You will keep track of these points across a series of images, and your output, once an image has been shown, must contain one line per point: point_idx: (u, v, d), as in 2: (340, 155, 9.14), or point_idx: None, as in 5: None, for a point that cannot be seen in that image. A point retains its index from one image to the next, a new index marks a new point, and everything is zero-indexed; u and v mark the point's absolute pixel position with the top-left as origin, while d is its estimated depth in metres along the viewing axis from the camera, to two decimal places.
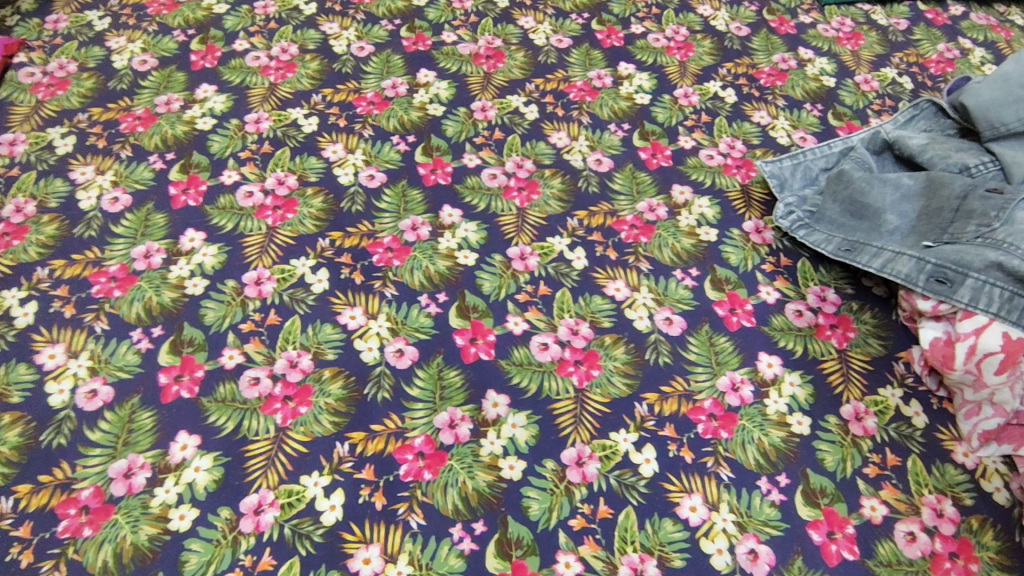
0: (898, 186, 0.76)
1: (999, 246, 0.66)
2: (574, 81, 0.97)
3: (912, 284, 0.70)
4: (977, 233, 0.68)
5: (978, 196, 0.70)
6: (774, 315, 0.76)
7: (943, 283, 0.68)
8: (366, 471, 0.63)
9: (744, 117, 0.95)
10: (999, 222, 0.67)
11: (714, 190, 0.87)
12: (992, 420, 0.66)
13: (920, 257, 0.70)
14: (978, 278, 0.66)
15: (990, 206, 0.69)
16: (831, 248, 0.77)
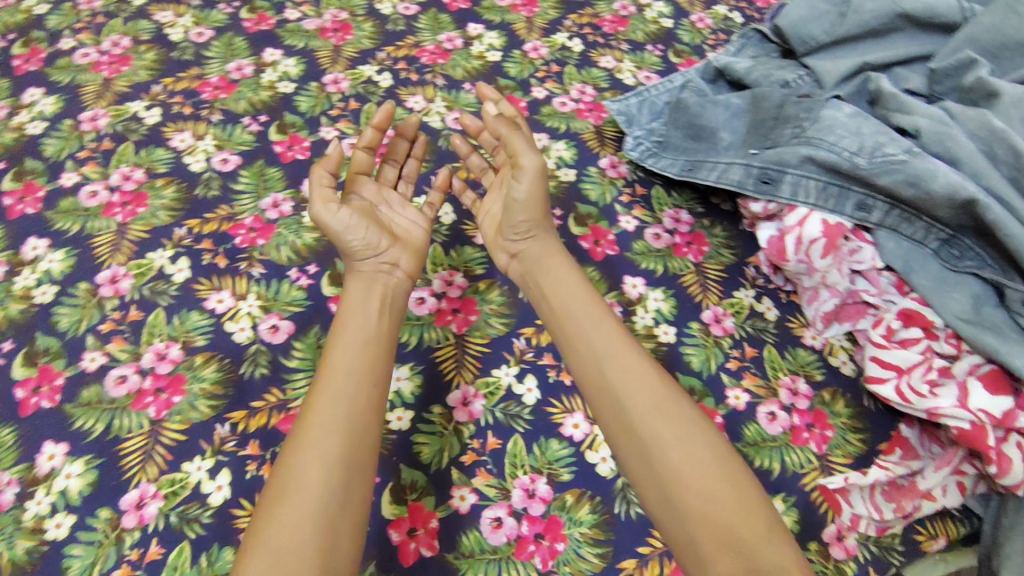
0: (728, 106, 0.82)
1: (810, 142, 0.74)
2: (424, 46, 0.98)
3: (743, 189, 0.76)
4: (793, 134, 0.75)
5: (793, 103, 0.77)
6: (635, 241, 0.81)
7: (768, 184, 0.75)
8: (251, 447, 0.62)
9: (592, 63, 0.99)
10: (809, 121, 0.75)
11: (569, 134, 0.90)
12: (829, 302, 0.73)
13: (748, 164, 0.77)
14: (796, 173, 0.74)
15: (801, 108, 0.76)
16: (676, 170, 0.83)
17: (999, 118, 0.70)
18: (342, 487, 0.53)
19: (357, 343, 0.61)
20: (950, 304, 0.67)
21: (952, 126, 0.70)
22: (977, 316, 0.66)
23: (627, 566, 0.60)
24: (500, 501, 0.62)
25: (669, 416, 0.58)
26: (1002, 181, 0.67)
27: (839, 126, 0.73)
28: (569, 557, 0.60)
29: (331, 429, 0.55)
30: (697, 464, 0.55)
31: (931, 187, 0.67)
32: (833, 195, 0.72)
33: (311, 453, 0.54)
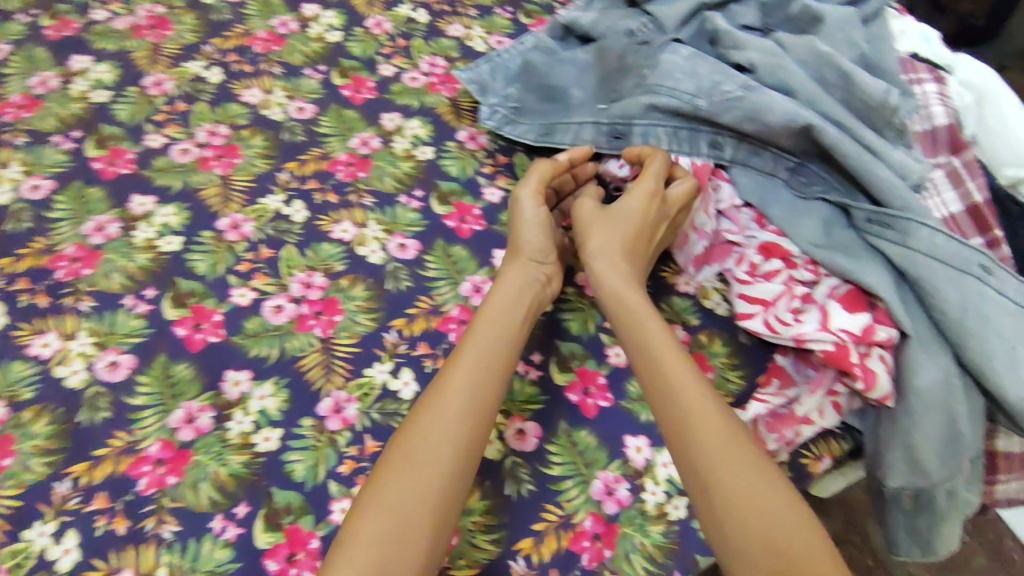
0: (574, 62, 0.81)
1: (651, 91, 0.74)
2: (255, 34, 0.90)
3: (599, 146, 0.77)
4: (637, 83, 0.77)
5: (634, 52, 0.78)
6: (502, 213, 0.78)
7: (620, 138, 0.76)
8: (98, 501, 0.56)
9: (440, 33, 0.95)
10: (648, 70, 0.77)
11: (423, 110, 0.85)
12: (698, 244, 0.73)
13: (597, 121, 0.77)
14: (643, 123, 0.74)
15: (641, 57, 0.78)
16: (533, 136, 0.80)
17: (828, 43, 0.74)
18: (430, 513, 0.52)
19: (497, 336, 0.62)
20: (803, 231, 0.68)
21: (784, 58, 0.71)
22: (829, 241, 0.67)
23: (524, 546, 0.59)
24: None
25: (725, 427, 0.55)
26: (834, 105, 0.69)
27: (676, 69, 0.73)
28: (464, 549, 0.59)
29: (435, 444, 0.55)
30: (753, 481, 0.52)
31: (769, 119, 0.68)
32: (683, 140, 0.73)
33: (410, 475, 0.53)
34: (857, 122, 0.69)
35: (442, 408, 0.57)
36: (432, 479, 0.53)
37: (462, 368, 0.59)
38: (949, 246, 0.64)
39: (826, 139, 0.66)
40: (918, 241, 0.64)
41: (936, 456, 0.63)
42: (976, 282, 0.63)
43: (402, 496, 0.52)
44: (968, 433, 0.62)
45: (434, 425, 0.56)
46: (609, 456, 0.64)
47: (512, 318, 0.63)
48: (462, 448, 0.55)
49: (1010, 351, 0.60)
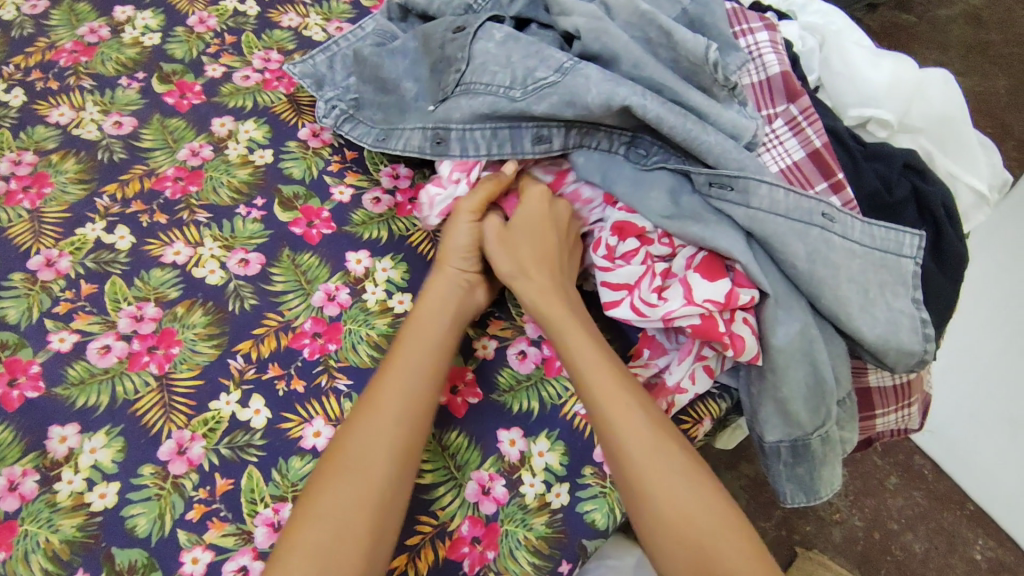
0: (405, 52, 0.77)
1: (468, 89, 0.70)
2: (61, 45, 0.82)
3: (424, 153, 0.72)
4: (456, 79, 0.71)
5: (450, 42, 0.73)
6: (353, 212, 0.73)
7: (441, 144, 0.71)
8: None
9: (273, 25, 0.88)
10: (465, 63, 0.71)
11: (258, 110, 0.79)
12: None
13: (422, 125, 0.72)
14: (460, 128, 0.70)
15: (457, 46, 0.72)
16: (370, 139, 0.75)
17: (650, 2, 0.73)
18: (373, 530, 0.51)
19: (426, 349, 0.60)
20: (648, 203, 0.66)
21: (606, 22, 0.69)
22: (673, 212, 0.66)
23: (399, 563, 0.56)
24: (242, 548, 0.54)
25: (667, 446, 0.56)
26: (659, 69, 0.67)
27: (491, 62, 0.70)
28: None
29: (375, 456, 0.54)
30: (695, 497, 0.54)
31: (586, 100, 0.65)
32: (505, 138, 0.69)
33: (344, 486, 0.52)
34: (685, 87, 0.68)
35: (381, 422, 0.55)
36: (371, 491, 0.52)
37: (392, 375, 0.58)
38: (790, 199, 0.64)
39: (648, 115, 0.64)
40: (759, 200, 0.64)
41: (803, 406, 0.64)
42: (820, 231, 0.63)
43: (338, 511, 0.51)
44: (832, 380, 0.63)
45: (381, 435, 0.55)
46: (483, 455, 0.61)
47: (435, 325, 0.62)
48: (402, 459, 0.54)
49: (863, 294, 0.62)
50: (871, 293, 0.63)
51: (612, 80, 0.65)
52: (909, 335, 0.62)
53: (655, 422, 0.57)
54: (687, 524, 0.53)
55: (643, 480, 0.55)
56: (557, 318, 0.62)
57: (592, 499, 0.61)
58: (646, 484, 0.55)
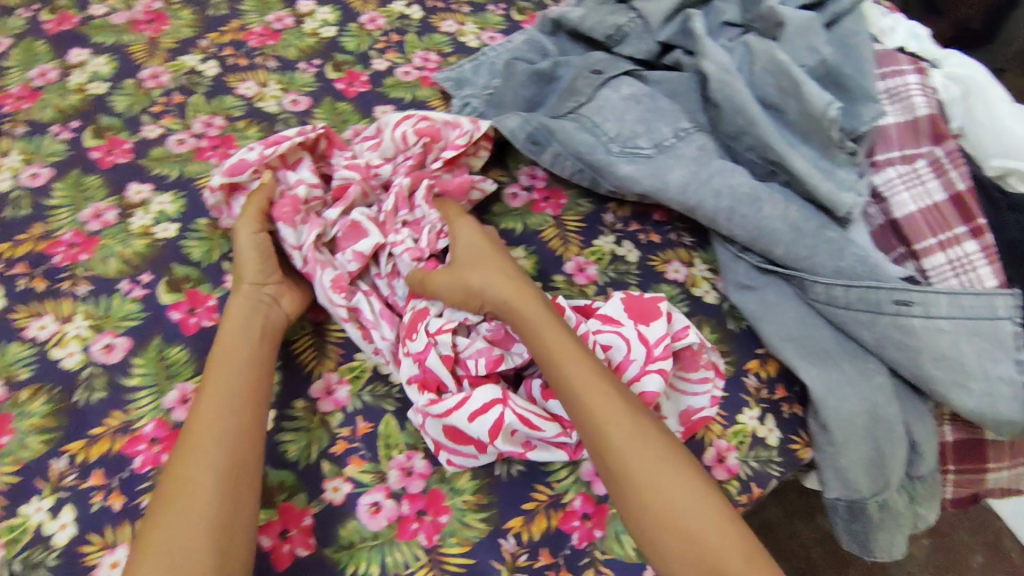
0: (549, 78, 0.83)
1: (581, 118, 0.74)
2: (251, 28, 0.91)
3: (513, 137, 0.74)
4: (571, 109, 0.76)
5: (584, 78, 0.77)
6: (493, 205, 0.80)
7: (536, 145, 0.74)
8: (94, 477, 0.58)
9: (433, 29, 0.96)
10: (586, 100, 0.76)
11: (416, 103, 0.87)
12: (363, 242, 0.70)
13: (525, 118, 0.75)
14: (558, 146, 0.74)
15: (588, 83, 0.77)
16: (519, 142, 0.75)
17: (788, 51, 0.74)
18: (220, 532, 0.50)
19: (232, 368, 0.59)
20: (732, 271, 0.74)
21: (733, 75, 0.72)
22: (756, 281, 0.73)
23: (514, 525, 0.59)
24: (377, 485, 0.59)
25: (650, 444, 0.56)
26: (741, 177, 0.69)
27: (609, 108, 0.74)
28: (455, 527, 0.58)
29: (201, 470, 0.53)
30: (670, 478, 0.54)
31: (669, 178, 0.69)
32: (585, 178, 0.73)
33: (177, 515, 0.50)
34: (795, 148, 0.71)
35: (200, 447, 0.54)
36: (205, 511, 0.51)
37: (204, 407, 0.56)
38: (850, 293, 0.66)
39: (716, 209, 0.68)
40: (815, 293, 0.69)
41: (864, 474, 0.67)
42: (892, 317, 0.65)
43: (177, 535, 0.49)
44: (894, 454, 0.67)
45: (202, 456, 0.53)
46: None
47: (240, 341, 0.62)
48: (229, 472, 0.53)
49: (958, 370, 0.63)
50: (967, 367, 0.63)
51: (702, 162, 0.70)
52: (1007, 405, 0.62)
53: (626, 403, 0.58)
54: (676, 510, 0.53)
55: (621, 462, 0.55)
56: (527, 314, 0.62)
57: None
58: (634, 464, 0.54)
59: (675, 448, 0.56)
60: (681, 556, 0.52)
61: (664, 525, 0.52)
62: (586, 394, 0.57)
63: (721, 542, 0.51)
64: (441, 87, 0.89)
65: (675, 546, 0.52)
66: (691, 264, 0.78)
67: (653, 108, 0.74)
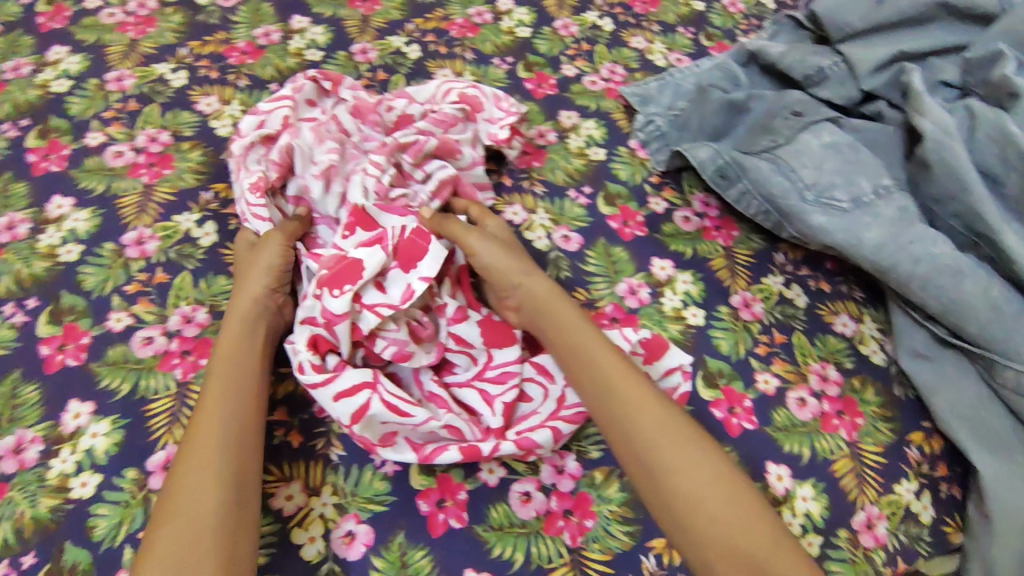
0: (740, 109, 0.82)
1: (775, 160, 0.73)
2: (454, 19, 0.95)
3: (701, 169, 0.74)
4: (767, 148, 0.74)
5: (782, 118, 0.76)
6: (664, 223, 0.80)
7: (724, 179, 0.74)
8: (279, 413, 0.62)
9: (623, 43, 0.97)
10: (785, 140, 0.74)
11: (600, 113, 0.89)
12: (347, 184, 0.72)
13: (717, 150, 0.74)
14: (747, 184, 0.72)
15: (788, 125, 0.75)
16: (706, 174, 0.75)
17: (1018, 122, 0.71)
18: (226, 536, 0.50)
19: (230, 364, 0.58)
20: (909, 338, 0.72)
21: (955, 140, 0.70)
22: (933, 352, 0.71)
23: (656, 545, 0.59)
24: (529, 476, 0.61)
25: (690, 444, 0.56)
26: (941, 247, 0.66)
27: (807, 154, 0.72)
28: (598, 534, 0.59)
29: (200, 492, 0.51)
30: (710, 474, 0.55)
31: (863, 236, 0.67)
32: (770, 221, 0.71)
33: (185, 516, 0.50)
34: (1007, 223, 0.68)
35: (206, 450, 0.53)
36: (210, 516, 0.50)
37: (210, 406, 0.55)
38: None
39: (913, 275, 0.66)
40: (1002, 379, 0.66)
41: None
42: None
43: (182, 540, 0.48)
44: None
45: (205, 457, 0.53)
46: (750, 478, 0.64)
47: (240, 346, 0.60)
48: (234, 474, 0.53)
49: None
50: None
51: (901, 225, 0.67)
52: None
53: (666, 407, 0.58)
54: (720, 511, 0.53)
55: (653, 462, 0.55)
56: (573, 323, 0.63)
57: (841, 562, 0.61)
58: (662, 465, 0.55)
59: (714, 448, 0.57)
60: (721, 558, 0.52)
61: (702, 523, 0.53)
62: (611, 391, 0.59)
63: (759, 541, 0.52)
64: (626, 101, 0.90)
65: (711, 548, 0.52)
66: (860, 321, 0.75)
67: (855, 160, 0.71)
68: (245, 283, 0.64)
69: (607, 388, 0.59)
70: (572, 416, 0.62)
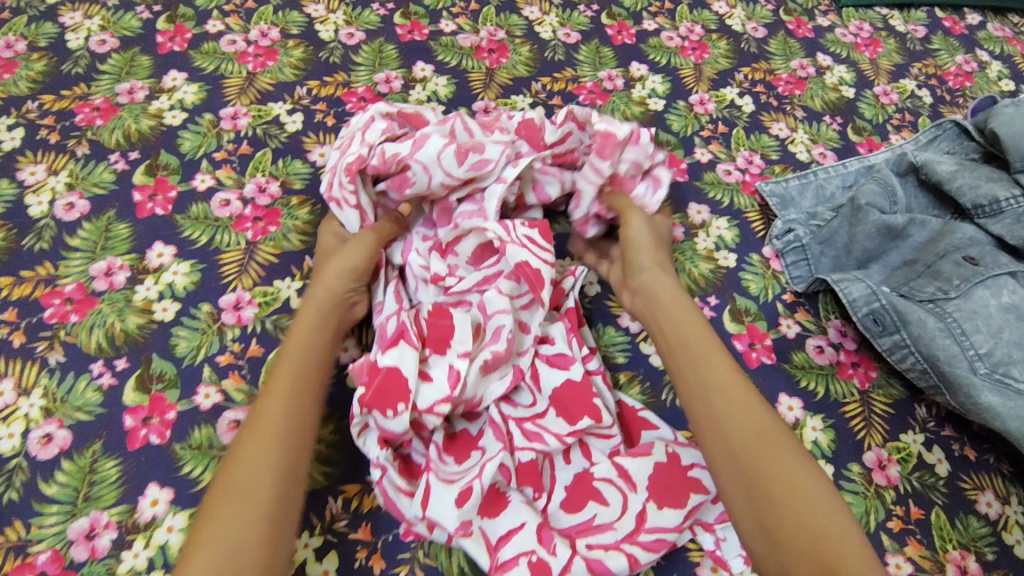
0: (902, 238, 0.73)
1: (942, 315, 0.64)
2: (584, 82, 0.88)
3: (853, 310, 0.67)
4: (933, 297, 0.66)
5: (952, 263, 0.67)
6: (795, 352, 0.72)
7: (879, 326, 0.66)
8: (362, 530, 0.57)
9: (763, 129, 0.89)
10: (956, 293, 0.65)
11: (732, 210, 0.81)
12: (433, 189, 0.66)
13: (874, 291, 0.66)
14: (907, 338, 0.64)
15: (960, 274, 0.66)
16: (859, 314, 0.67)
17: None
18: (275, 532, 0.48)
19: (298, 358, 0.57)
20: None
21: None
22: None
23: None
24: None
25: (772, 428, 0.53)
26: None
27: (982, 317, 0.62)
28: None
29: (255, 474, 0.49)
30: (790, 460, 0.51)
31: None
32: (927, 382, 0.63)
33: (237, 502, 0.48)
34: None
35: (264, 440, 0.51)
36: (262, 509, 0.48)
37: (274, 397, 0.54)
38: None
39: None
40: None
41: None
42: None
43: (230, 527, 0.46)
44: None
45: (266, 446, 0.51)
46: None
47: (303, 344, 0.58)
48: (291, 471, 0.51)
49: None
50: None
51: None
52: None
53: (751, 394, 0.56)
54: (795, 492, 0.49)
55: (732, 436, 0.53)
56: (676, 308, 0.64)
57: None
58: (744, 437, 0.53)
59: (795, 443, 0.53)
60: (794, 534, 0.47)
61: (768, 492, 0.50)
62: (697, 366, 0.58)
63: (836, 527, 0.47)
64: (763, 199, 0.82)
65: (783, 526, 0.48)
66: (1007, 502, 0.66)
67: None
68: (315, 284, 0.62)
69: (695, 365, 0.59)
70: (652, 542, 0.55)
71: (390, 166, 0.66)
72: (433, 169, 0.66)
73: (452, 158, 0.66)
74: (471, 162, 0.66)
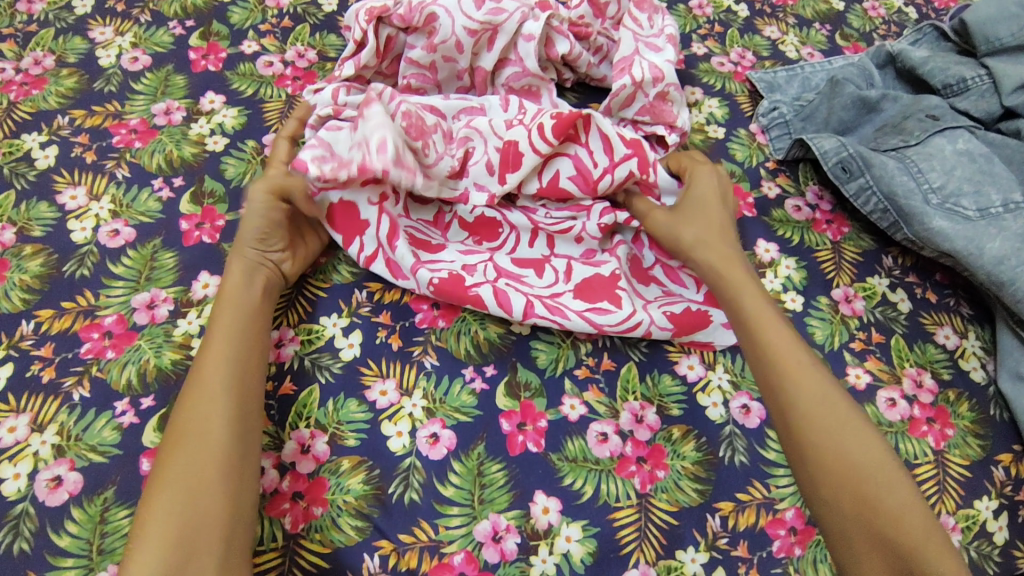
0: (874, 111, 0.81)
1: (902, 159, 0.73)
2: None
3: (823, 160, 0.75)
4: (895, 147, 0.75)
5: (916, 120, 0.76)
6: (774, 208, 0.79)
7: (846, 172, 0.74)
8: (383, 316, 0.66)
9: (756, 31, 0.96)
10: (915, 142, 0.75)
11: (724, 93, 0.89)
12: (450, 41, 0.75)
13: (843, 142, 0.74)
14: (870, 179, 0.72)
15: (921, 127, 0.75)
16: (829, 164, 0.75)
17: None
18: (235, 481, 0.51)
19: (236, 320, 0.58)
20: (1013, 359, 0.70)
21: None
22: None
23: (724, 507, 0.60)
24: (609, 419, 0.63)
25: (840, 420, 0.57)
26: None
27: (938, 159, 0.72)
28: (668, 486, 0.61)
29: (202, 435, 0.51)
30: (859, 452, 0.56)
31: (985, 246, 0.66)
32: (887, 220, 0.72)
33: (187, 464, 0.50)
34: None
35: (210, 399, 0.53)
36: (214, 463, 0.50)
37: (212, 357, 0.55)
38: None
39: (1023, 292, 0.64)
40: None
41: None
42: None
43: (188, 486, 0.49)
44: None
45: (211, 404, 0.53)
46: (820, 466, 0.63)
47: (233, 293, 0.59)
48: (240, 422, 0.53)
49: None
50: None
51: None
52: None
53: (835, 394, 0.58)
54: (865, 486, 0.55)
55: (805, 443, 0.57)
56: (732, 277, 0.65)
57: None
58: (842, 471, 0.55)
59: (865, 434, 0.57)
60: (865, 529, 0.54)
61: (853, 506, 0.54)
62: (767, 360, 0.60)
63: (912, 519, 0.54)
64: (752, 86, 0.90)
65: (870, 548, 0.53)
66: (964, 336, 0.73)
67: (985, 170, 0.71)
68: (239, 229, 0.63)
69: (762, 363, 0.61)
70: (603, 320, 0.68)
71: (416, 14, 0.74)
72: (454, 14, 0.75)
73: (471, 4, 0.75)
74: (488, 7, 0.76)
